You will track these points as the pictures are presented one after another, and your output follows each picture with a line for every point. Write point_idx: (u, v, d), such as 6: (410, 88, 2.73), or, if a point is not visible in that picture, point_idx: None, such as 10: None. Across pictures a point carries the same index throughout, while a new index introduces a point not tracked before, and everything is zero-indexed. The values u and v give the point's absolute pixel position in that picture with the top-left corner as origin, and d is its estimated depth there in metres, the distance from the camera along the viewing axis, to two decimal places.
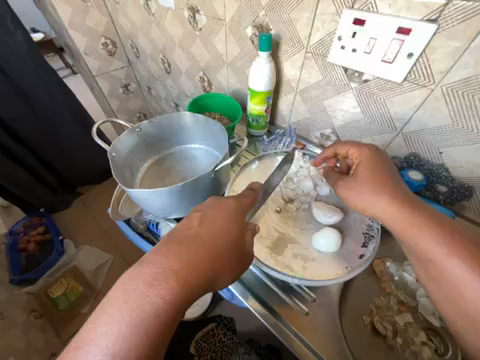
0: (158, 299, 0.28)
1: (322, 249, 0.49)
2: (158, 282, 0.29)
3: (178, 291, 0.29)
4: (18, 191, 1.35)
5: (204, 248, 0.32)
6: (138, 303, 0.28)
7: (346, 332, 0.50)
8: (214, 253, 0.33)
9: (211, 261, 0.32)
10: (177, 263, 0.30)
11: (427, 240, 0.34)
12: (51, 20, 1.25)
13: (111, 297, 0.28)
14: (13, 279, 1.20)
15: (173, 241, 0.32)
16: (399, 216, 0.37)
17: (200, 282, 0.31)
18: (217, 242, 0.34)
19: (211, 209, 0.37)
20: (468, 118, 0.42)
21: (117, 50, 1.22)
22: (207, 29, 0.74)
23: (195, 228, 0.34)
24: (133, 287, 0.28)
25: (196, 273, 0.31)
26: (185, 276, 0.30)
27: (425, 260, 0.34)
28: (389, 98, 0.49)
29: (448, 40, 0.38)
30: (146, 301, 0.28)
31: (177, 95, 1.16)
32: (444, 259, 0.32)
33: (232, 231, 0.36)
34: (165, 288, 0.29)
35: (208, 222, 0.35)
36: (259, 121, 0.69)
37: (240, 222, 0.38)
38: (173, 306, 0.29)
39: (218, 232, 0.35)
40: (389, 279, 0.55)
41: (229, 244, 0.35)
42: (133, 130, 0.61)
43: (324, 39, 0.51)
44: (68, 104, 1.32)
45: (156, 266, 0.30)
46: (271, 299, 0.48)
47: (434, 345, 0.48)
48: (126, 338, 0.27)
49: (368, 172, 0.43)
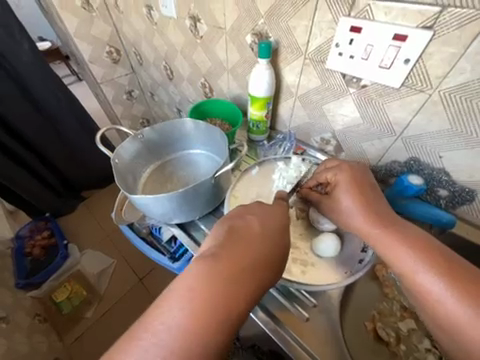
0: (215, 307, 0.28)
1: (322, 255, 0.49)
2: (215, 287, 0.29)
3: (236, 295, 0.29)
4: (24, 194, 1.39)
5: (253, 252, 0.33)
6: (194, 314, 0.28)
7: (350, 341, 0.49)
8: (273, 255, 0.34)
9: (269, 263, 0.34)
10: (230, 268, 0.31)
11: (397, 252, 0.36)
12: (57, 30, 1.29)
13: (181, 293, 0.29)
14: (19, 283, 1.17)
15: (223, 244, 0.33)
16: (379, 230, 0.39)
17: (254, 287, 0.31)
18: (264, 245, 0.34)
19: (264, 212, 0.39)
20: (467, 122, 0.42)
21: (121, 57, 1.25)
22: (208, 37, 0.76)
23: (254, 229, 0.36)
24: (202, 283, 0.29)
25: (258, 274, 0.32)
26: (241, 280, 0.30)
27: (399, 274, 0.35)
28: (387, 103, 0.49)
29: (444, 46, 0.39)
30: (217, 302, 0.29)
31: (180, 101, 1.18)
32: (414, 270, 0.33)
33: (276, 235, 0.36)
34: (223, 294, 0.29)
35: (265, 225, 0.37)
36: (259, 126, 0.70)
37: (282, 226, 0.38)
38: (233, 312, 0.29)
39: (263, 236, 0.35)
40: (392, 284, 0.55)
41: (283, 247, 0.36)
42: (135, 137, 0.62)
43: (322, 45, 0.52)
44: (73, 111, 1.35)
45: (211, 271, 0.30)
46: (272, 306, 0.48)
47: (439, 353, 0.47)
48: (191, 347, 0.26)
49: (346, 191, 0.44)
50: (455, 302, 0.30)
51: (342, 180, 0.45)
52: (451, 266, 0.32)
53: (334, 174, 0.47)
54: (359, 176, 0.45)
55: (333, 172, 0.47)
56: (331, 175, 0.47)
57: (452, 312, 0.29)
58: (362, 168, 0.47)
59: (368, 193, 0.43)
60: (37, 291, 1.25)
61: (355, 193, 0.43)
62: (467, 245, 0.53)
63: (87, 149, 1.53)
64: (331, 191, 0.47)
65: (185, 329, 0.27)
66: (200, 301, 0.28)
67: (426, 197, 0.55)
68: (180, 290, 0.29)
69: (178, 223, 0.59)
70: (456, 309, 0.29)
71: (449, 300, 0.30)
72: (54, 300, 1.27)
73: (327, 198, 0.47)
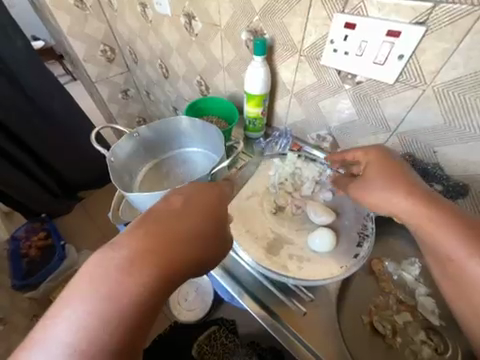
0: (114, 305, 0.25)
1: (318, 249, 0.50)
2: (117, 277, 0.26)
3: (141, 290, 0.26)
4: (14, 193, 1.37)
5: (164, 238, 0.29)
6: (93, 317, 0.25)
7: (346, 335, 0.50)
8: (193, 239, 0.31)
9: (188, 248, 0.30)
10: (133, 261, 0.27)
11: (444, 239, 0.33)
12: (51, 28, 1.28)
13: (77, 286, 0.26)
14: (15, 285, 1.21)
15: (130, 232, 0.29)
16: (421, 214, 0.36)
17: (163, 278, 0.28)
18: (180, 230, 0.30)
19: (193, 192, 0.35)
20: (461, 116, 0.43)
21: (116, 56, 1.24)
22: (204, 35, 0.75)
23: (175, 211, 0.32)
24: (102, 273, 0.26)
25: (173, 260, 0.29)
26: (146, 273, 0.27)
27: (442, 261, 0.33)
28: (382, 99, 0.50)
29: (437, 41, 0.39)
30: (117, 292, 0.26)
31: (176, 100, 1.17)
32: (464, 259, 0.30)
33: (198, 218, 0.32)
34: (124, 292, 0.26)
35: (188, 207, 0.33)
36: (256, 124, 0.70)
37: (211, 206, 0.34)
38: (139, 310, 0.26)
39: (184, 221, 0.31)
40: (388, 278, 0.56)
41: (206, 228, 0.32)
42: (131, 135, 0.62)
43: (317, 42, 0.52)
44: (67, 109, 1.34)
45: (109, 268, 0.26)
46: (270, 301, 0.48)
47: (434, 344, 0.49)
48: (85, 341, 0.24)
49: (378, 170, 0.42)
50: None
51: (374, 160, 0.43)
52: None
53: (365, 152, 0.45)
54: (392, 158, 0.42)
55: (359, 153, 0.45)
56: (359, 155, 0.45)
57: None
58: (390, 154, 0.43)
59: (407, 173, 0.40)
60: (35, 292, 1.24)
61: (387, 173, 0.41)
62: None
63: (83, 149, 1.51)
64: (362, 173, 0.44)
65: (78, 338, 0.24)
66: (97, 297, 0.25)
67: None
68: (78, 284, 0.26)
69: None
70: None
71: None
72: (52, 300, 1.26)
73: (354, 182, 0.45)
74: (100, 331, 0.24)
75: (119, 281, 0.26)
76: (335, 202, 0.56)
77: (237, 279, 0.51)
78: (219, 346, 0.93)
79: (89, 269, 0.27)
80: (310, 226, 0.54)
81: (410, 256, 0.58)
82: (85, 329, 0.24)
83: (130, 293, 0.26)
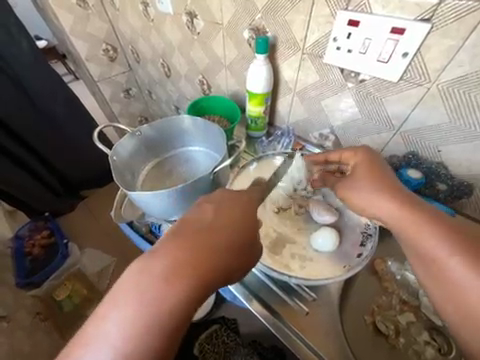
0: (158, 313, 0.26)
1: (320, 248, 0.49)
2: (158, 286, 0.27)
3: (181, 300, 0.27)
4: (16, 191, 1.37)
5: (201, 249, 0.29)
6: (137, 324, 0.25)
7: (349, 335, 0.49)
8: (229, 248, 0.31)
9: (225, 256, 0.30)
10: (172, 271, 0.27)
11: (429, 240, 0.32)
12: (53, 28, 1.28)
13: (120, 294, 0.26)
14: (20, 283, 1.23)
15: (167, 241, 0.29)
16: (403, 215, 0.35)
17: (202, 286, 0.28)
18: (216, 239, 0.31)
19: (226, 201, 0.35)
20: (466, 114, 0.42)
21: (118, 55, 1.24)
22: (206, 33, 0.75)
23: (209, 220, 0.32)
24: (143, 283, 0.27)
25: (211, 269, 0.29)
26: (186, 283, 0.27)
27: (424, 262, 0.32)
28: (386, 97, 0.49)
29: (442, 38, 0.39)
30: (159, 300, 0.26)
31: (178, 99, 1.17)
32: (445, 259, 0.30)
33: (234, 227, 0.32)
34: (164, 302, 0.26)
35: (222, 215, 0.33)
36: (258, 122, 0.69)
37: (244, 214, 0.34)
38: (181, 318, 0.27)
39: (220, 229, 0.32)
40: (391, 278, 0.55)
41: (240, 236, 0.32)
42: (133, 134, 0.62)
43: (320, 40, 0.51)
44: (70, 110, 1.35)
45: (149, 277, 0.27)
46: (272, 301, 0.48)
47: (438, 344, 0.49)
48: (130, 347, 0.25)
49: (363, 172, 0.41)
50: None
51: (360, 161, 0.42)
52: None
53: (353, 153, 0.43)
54: (379, 160, 0.42)
55: (346, 154, 0.44)
56: (348, 155, 0.44)
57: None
58: (377, 156, 0.42)
59: (390, 176, 0.40)
60: (38, 290, 1.27)
61: (371, 175, 0.40)
62: None
63: (86, 149, 1.52)
64: (349, 172, 0.43)
65: (121, 345, 0.25)
66: (141, 305, 0.26)
67: (426, 191, 0.53)
68: (120, 292, 0.26)
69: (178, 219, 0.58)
70: None
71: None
72: (54, 298, 1.26)
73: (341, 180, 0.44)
74: (140, 339, 0.25)
75: (158, 291, 0.26)
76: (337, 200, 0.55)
77: (239, 278, 0.50)
78: (221, 345, 0.88)
79: (129, 278, 0.27)
80: (312, 225, 0.53)
81: None
82: (127, 338, 0.25)
83: (169, 302, 0.26)
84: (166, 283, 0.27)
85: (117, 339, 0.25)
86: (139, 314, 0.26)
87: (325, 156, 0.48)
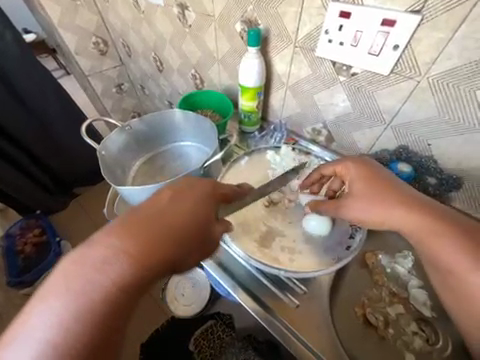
0: (96, 299, 0.25)
1: (310, 236, 0.50)
2: (97, 272, 0.26)
3: (124, 289, 0.26)
4: (13, 192, 1.34)
5: (148, 238, 0.29)
6: (71, 310, 0.25)
7: (338, 327, 0.50)
8: (179, 235, 0.30)
9: (173, 244, 0.30)
10: (115, 261, 0.27)
11: (444, 250, 0.34)
12: (41, 20, 1.24)
13: (57, 281, 0.25)
14: (11, 282, 1.20)
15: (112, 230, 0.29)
16: (420, 228, 0.37)
17: (146, 273, 0.28)
18: (165, 228, 0.30)
19: (183, 188, 0.34)
20: (454, 108, 0.43)
21: (109, 49, 1.21)
22: (197, 26, 0.74)
23: (161, 207, 0.31)
24: (83, 269, 0.26)
25: (156, 257, 0.28)
26: (128, 272, 0.27)
27: (444, 273, 0.35)
28: (377, 91, 0.49)
29: (432, 31, 0.39)
30: (98, 286, 0.26)
31: (171, 93, 1.15)
32: (465, 273, 0.33)
33: (186, 215, 0.32)
34: (104, 291, 0.26)
35: (176, 203, 0.33)
36: (251, 117, 0.69)
37: (200, 202, 0.34)
38: (119, 305, 0.26)
39: (171, 217, 0.31)
40: (381, 271, 0.56)
41: (192, 224, 0.32)
42: (123, 129, 0.61)
43: (311, 33, 0.51)
44: (60, 103, 1.31)
45: (89, 267, 0.26)
46: (264, 295, 0.48)
47: (426, 335, 0.50)
48: (63, 334, 0.24)
49: (359, 189, 0.41)
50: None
51: (355, 176, 0.42)
52: None
53: (346, 168, 0.44)
54: (374, 170, 0.42)
55: (341, 168, 0.45)
56: (342, 169, 0.45)
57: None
58: (369, 162, 0.43)
59: (395, 185, 0.40)
60: (30, 289, 1.24)
61: (370, 191, 0.40)
62: None
63: (78, 145, 1.49)
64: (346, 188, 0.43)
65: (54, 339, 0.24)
66: (78, 291, 0.25)
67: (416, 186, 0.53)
68: (57, 278, 0.26)
69: None
70: None
71: None
72: None
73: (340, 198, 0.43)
74: (76, 331, 0.24)
75: (97, 281, 0.26)
76: None
77: (231, 273, 0.50)
78: (216, 339, 0.92)
79: (67, 268, 0.26)
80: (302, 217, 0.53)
81: (403, 249, 0.59)
82: (60, 324, 0.24)
83: (109, 292, 0.26)
84: (107, 273, 0.26)
85: (51, 331, 0.24)
86: (75, 306, 0.25)
87: (319, 170, 0.48)
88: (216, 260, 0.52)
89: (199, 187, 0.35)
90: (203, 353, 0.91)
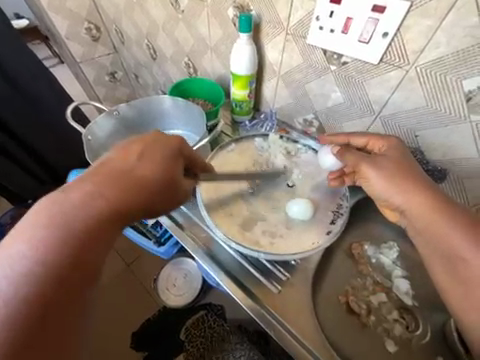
0: (70, 231, 0.28)
1: (295, 216, 0.51)
2: (72, 210, 0.29)
3: (91, 221, 0.29)
4: (4, 181, 1.32)
5: (116, 180, 0.33)
6: (45, 241, 0.26)
7: (321, 314, 0.51)
8: (148, 183, 0.34)
9: (142, 190, 0.34)
10: (85, 199, 0.30)
11: (457, 244, 0.36)
12: (31, 3, 1.20)
13: (33, 218, 0.28)
14: None
15: (82, 178, 0.32)
16: (433, 213, 0.38)
17: (118, 212, 0.31)
18: (132, 174, 0.34)
19: (151, 142, 0.37)
20: (441, 99, 0.43)
21: (102, 35, 1.18)
22: (190, 12, 0.72)
23: (130, 159, 0.35)
24: (58, 208, 0.29)
25: (128, 200, 0.32)
26: (97, 207, 0.30)
27: (453, 258, 0.37)
28: (366, 80, 0.49)
29: (421, 18, 0.38)
30: (73, 221, 0.28)
31: (165, 83, 1.13)
32: (474, 258, 0.35)
33: (152, 165, 0.36)
34: (73, 223, 0.28)
35: (145, 154, 0.36)
36: (242, 106, 0.68)
37: (167, 156, 0.38)
38: (92, 237, 0.29)
39: (140, 167, 0.35)
40: (367, 261, 0.57)
41: (160, 174, 0.36)
42: (110, 113, 0.61)
43: (303, 19, 0.50)
44: (50, 89, 1.29)
45: (59, 204, 0.29)
46: (249, 282, 0.49)
47: (406, 322, 0.51)
48: (36, 261, 0.25)
49: (388, 165, 0.42)
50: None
51: (387, 149, 0.44)
52: None
53: (383, 144, 0.45)
54: (402, 155, 0.43)
55: (375, 141, 0.46)
56: (375, 142, 0.46)
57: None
58: (403, 147, 0.45)
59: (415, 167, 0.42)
60: None
61: (397, 171, 0.41)
62: None
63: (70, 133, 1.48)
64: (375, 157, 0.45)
65: (21, 266, 0.25)
66: (53, 225, 0.27)
67: None
68: (33, 216, 0.28)
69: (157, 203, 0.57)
70: None
71: None
72: None
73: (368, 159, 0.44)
74: (45, 257, 0.26)
75: (65, 216, 0.28)
76: (316, 185, 0.56)
77: (217, 259, 0.51)
78: (207, 329, 0.91)
79: (39, 208, 0.29)
80: (288, 201, 0.53)
81: (388, 241, 0.60)
82: (33, 253, 0.26)
83: (79, 226, 0.28)
84: (77, 208, 0.29)
85: (25, 259, 0.25)
86: (44, 236, 0.27)
87: (349, 137, 0.49)
88: (203, 247, 0.52)
89: (164, 143, 0.38)
90: (192, 342, 0.90)
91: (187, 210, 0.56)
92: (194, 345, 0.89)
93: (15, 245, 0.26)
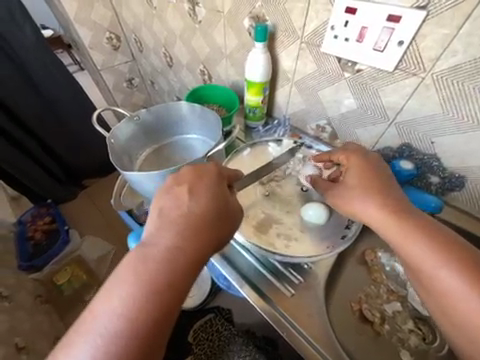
0: (154, 284, 0.31)
1: (310, 220, 0.52)
2: (152, 263, 0.32)
3: (165, 272, 0.31)
4: (26, 180, 1.41)
5: (178, 228, 0.34)
6: (138, 297, 0.30)
7: (334, 321, 0.50)
8: (207, 222, 0.35)
9: (206, 230, 0.35)
10: (157, 250, 0.33)
11: (422, 256, 0.35)
12: (58, 16, 1.29)
13: (120, 278, 0.31)
14: (22, 266, 1.22)
15: (152, 230, 0.35)
16: (392, 225, 0.38)
17: (189, 258, 0.33)
18: (188, 215, 0.35)
19: (198, 180, 0.38)
20: (459, 107, 0.42)
21: (122, 44, 1.25)
22: (207, 22, 0.75)
23: (186, 202, 0.36)
24: (139, 265, 0.32)
25: (195, 244, 0.34)
26: (168, 258, 0.32)
27: (417, 270, 0.35)
28: (382, 87, 0.49)
29: (438, 26, 0.39)
30: (155, 275, 0.31)
31: (179, 89, 1.17)
32: (436, 270, 0.33)
33: (206, 204, 0.36)
34: (150, 276, 0.31)
35: (197, 195, 0.37)
36: (256, 112, 0.70)
37: (217, 192, 0.38)
38: (173, 286, 0.31)
39: (196, 209, 0.36)
40: (380, 269, 0.56)
41: (215, 211, 0.36)
42: (131, 118, 0.64)
43: (318, 29, 0.52)
44: (74, 96, 1.35)
45: (139, 258, 0.32)
46: (262, 284, 0.50)
47: (422, 333, 0.50)
48: (134, 316, 0.29)
49: (352, 179, 0.43)
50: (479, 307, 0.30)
51: (356, 165, 0.44)
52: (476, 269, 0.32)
53: (347, 157, 0.46)
54: (369, 165, 0.44)
55: (344, 155, 0.46)
56: (343, 158, 0.47)
57: (473, 314, 0.31)
58: (372, 161, 0.45)
59: (385, 179, 0.42)
60: (39, 274, 1.27)
61: (360, 184, 0.42)
62: None
63: (90, 137, 1.54)
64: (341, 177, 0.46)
65: (117, 319, 0.29)
66: (140, 281, 0.30)
67: (418, 183, 0.55)
68: (121, 274, 0.31)
69: None
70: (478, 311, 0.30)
71: (472, 301, 0.31)
72: (54, 282, 1.28)
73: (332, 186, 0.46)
74: (140, 311, 0.29)
75: (147, 269, 0.31)
76: None
77: (230, 261, 0.52)
78: (214, 333, 0.93)
79: (125, 264, 0.32)
80: (301, 205, 0.54)
81: None
82: (129, 309, 0.29)
83: (159, 277, 0.31)
84: (151, 261, 0.32)
85: (123, 315, 0.29)
86: (134, 291, 0.30)
87: (329, 154, 0.50)
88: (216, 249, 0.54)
89: (209, 179, 0.39)
90: (199, 345, 0.92)
91: None
92: (201, 348, 0.91)
93: (111, 304, 0.30)
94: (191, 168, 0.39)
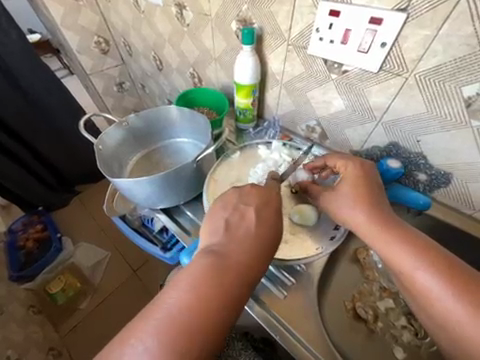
0: (217, 294, 0.32)
1: (301, 222, 0.52)
2: (218, 273, 0.33)
3: (225, 287, 0.32)
4: (15, 188, 1.38)
5: (245, 245, 0.36)
6: (198, 302, 0.31)
7: (328, 322, 0.50)
8: (269, 243, 0.37)
9: (266, 251, 0.37)
10: (223, 261, 0.34)
11: (400, 259, 0.36)
12: (44, 20, 1.27)
13: (187, 280, 0.32)
14: (13, 276, 1.19)
15: (217, 242, 0.37)
16: (372, 228, 0.40)
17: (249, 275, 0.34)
18: (252, 234, 0.37)
19: (262, 200, 0.40)
20: (442, 106, 0.43)
21: (111, 48, 1.23)
22: (195, 25, 0.75)
23: (250, 221, 0.38)
24: (204, 271, 0.33)
25: (256, 263, 0.35)
26: (233, 272, 0.34)
27: (397, 273, 0.37)
28: (367, 88, 0.50)
29: (418, 28, 0.40)
30: (219, 286, 0.32)
31: (170, 92, 1.17)
32: (413, 272, 0.35)
33: (270, 225, 0.38)
34: (212, 289, 0.32)
35: (262, 215, 0.39)
36: (246, 114, 0.70)
37: (277, 214, 0.40)
38: (234, 298, 0.32)
39: (259, 225, 0.38)
40: (373, 267, 0.57)
41: (275, 232, 0.38)
42: (120, 124, 0.63)
43: (304, 31, 0.52)
44: (62, 101, 1.33)
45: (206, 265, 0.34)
46: (256, 287, 0.50)
47: (414, 329, 0.50)
48: (197, 319, 0.30)
49: (349, 185, 0.44)
50: (453, 301, 0.31)
51: (354, 173, 0.45)
52: (455, 271, 0.33)
53: (345, 164, 0.46)
54: (368, 172, 0.45)
55: (340, 163, 0.47)
56: (341, 166, 0.47)
57: (449, 310, 0.32)
58: (367, 167, 0.45)
59: (379, 188, 0.43)
60: (31, 284, 1.25)
61: (357, 189, 0.43)
62: (442, 227, 0.54)
63: (81, 142, 1.52)
64: (337, 184, 0.46)
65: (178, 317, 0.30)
66: (204, 288, 0.32)
67: (405, 181, 0.56)
68: (188, 277, 0.33)
69: (163, 208, 0.61)
70: (453, 309, 0.31)
71: (448, 300, 0.32)
72: (48, 292, 1.24)
73: (328, 191, 0.47)
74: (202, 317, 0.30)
75: (212, 279, 0.32)
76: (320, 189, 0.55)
77: None
78: None
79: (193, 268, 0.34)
80: (292, 207, 0.54)
81: None
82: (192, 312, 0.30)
83: (222, 289, 0.32)
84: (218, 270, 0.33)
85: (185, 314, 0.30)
86: (197, 298, 0.31)
87: (324, 160, 0.51)
88: None
89: (273, 201, 0.41)
90: None
91: (191, 214, 0.61)
92: None
93: (175, 303, 0.30)
94: (254, 187, 0.42)
